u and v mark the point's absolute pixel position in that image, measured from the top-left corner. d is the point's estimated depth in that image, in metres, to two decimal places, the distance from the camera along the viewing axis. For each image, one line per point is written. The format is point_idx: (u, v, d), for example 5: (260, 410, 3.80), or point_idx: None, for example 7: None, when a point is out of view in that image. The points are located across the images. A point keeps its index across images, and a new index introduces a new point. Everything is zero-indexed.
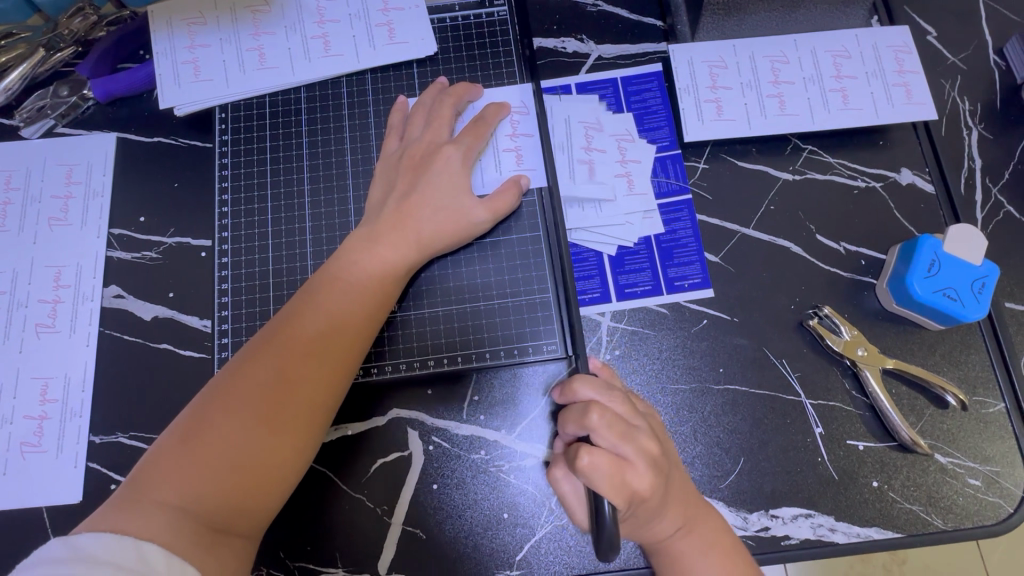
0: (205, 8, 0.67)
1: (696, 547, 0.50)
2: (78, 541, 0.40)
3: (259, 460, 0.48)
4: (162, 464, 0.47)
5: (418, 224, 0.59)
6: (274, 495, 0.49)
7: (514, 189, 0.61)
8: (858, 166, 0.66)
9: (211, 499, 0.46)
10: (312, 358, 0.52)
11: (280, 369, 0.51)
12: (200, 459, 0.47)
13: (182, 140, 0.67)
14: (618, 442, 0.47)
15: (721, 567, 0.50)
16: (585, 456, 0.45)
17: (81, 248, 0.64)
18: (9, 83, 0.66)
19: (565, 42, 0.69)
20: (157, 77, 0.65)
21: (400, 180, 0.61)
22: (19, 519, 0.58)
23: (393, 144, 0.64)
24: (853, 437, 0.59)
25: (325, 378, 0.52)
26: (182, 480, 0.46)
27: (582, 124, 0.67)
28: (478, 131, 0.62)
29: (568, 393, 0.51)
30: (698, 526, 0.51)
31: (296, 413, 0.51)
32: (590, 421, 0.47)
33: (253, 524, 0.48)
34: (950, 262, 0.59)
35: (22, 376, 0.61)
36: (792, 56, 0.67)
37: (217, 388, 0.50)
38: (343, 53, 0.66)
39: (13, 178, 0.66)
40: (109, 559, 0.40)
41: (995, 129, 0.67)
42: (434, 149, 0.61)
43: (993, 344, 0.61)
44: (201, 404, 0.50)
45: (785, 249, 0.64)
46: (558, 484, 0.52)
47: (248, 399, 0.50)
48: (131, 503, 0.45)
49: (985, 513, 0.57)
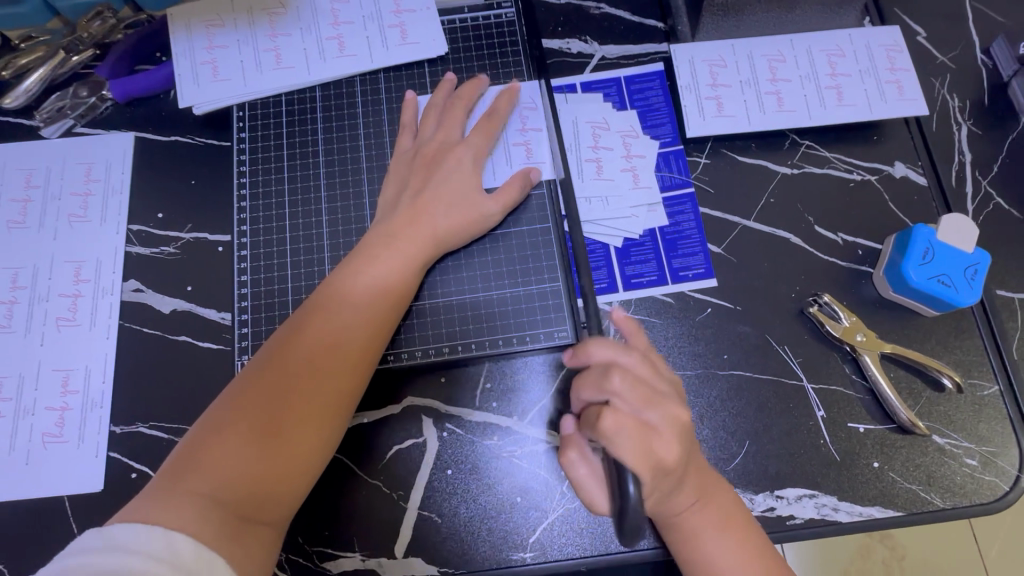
0: (223, 11, 0.69)
1: (708, 522, 0.53)
2: (112, 531, 0.42)
3: (282, 451, 0.50)
4: (194, 455, 0.49)
5: (434, 219, 0.61)
6: (297, 485, 0.51)
7: (523, 181, 0.64)
8: (854, 160, 0.68)
9: (238, 489, 0.48)
10: (332, 352, 0.54)
11: (304, 363, 0.53)
12: (226, 451, 0.49)
13: (199, 138, 0.69)
14: (641, 405, 0.51)
15: (733, 539, 0.52)
16: (608, 416, 0.49)
17: (100, 243, 0.66)
18: (28, 86, 0.68)
19: (570, 43, 0.72)
20: (176, 78, 0.67)
21: (414, 177, 0.63)
22: (40, 508, 0.59)
23: (407, 141, 0.66)
24: (853, 420, 0.61)
25: (346, 371, 0.54)
26: (212, 471, 0.48)
27: (588, 121, 0.69)
28: (489, 128, 0.65)
29: (580, 355, 0.55)
30: (711, 494, 0.53)
31: (318, 405, 0.52)
32: (611, 385, 0.51)
33: (280, 513, 0.50)
34: (943, 250, 0.61)
35: (43, 368, 0.62)
36: (789, 55, 0.69)
37: (243, 383, 0.52)
38: (357, 53, 0.69)
39: (34, 176, 0.67)
40: (139, 547, 0.41)
41: (983, 124, 0.70)
42: (446, 149, 0.64)
43: (986, 329, 0.63)
44: (227, 399, 0.52)
45: (785, 240, 0.66)
46: (574, 468, 0.52)
47: (274, 393, 0.51)
48: (164, 494, 0.46)
49: (982, 491, 0.59)
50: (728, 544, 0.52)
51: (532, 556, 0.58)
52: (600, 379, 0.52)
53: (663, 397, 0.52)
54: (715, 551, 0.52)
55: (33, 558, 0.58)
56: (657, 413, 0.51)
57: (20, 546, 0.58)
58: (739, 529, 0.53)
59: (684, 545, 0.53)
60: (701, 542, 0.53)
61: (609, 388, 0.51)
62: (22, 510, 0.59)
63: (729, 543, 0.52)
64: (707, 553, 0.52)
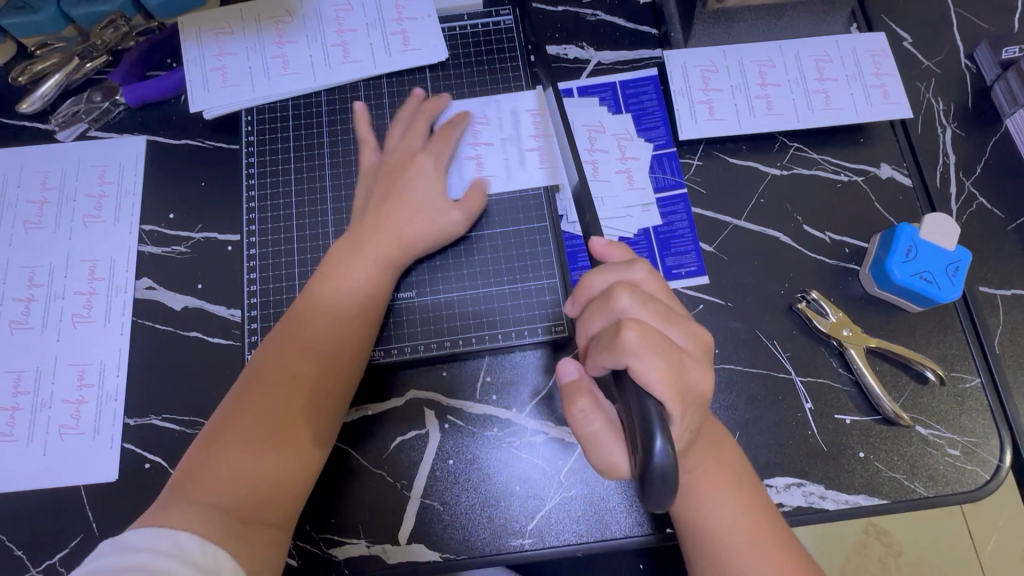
0: (232, 18, 0.72)
1: (718, 484, 0.53)
2: (125, 540, 0.45)
3: (280, 454, 0.53)
4: (195, 467, 0.51)
5: (401, 223, 0.63)
6: (298, 484, 0.54)
7: (479, 190, 0.66)
8: (841, 162, 0.71)
9: (243, 494, 0.51)
10: (319, 357, 0.57)
11: (289, 371, 0.56)
12: (228, 460, 0.51)
13: (208, 142, 0.72)
14: (657, 320, 0.48)
15: (744, 504, 0.53)
16: (631, 330, 0.45)
17: (114, 242, 0.68)
18: (44, 91, 0.70)
19: (567, 49, 0.75)
20: (187, 83, 0.70)
21: (377, 189, 0.65)
22: (58, 497, 0.61)
23: (369, 156, 0.68)
24: (840, 412, 0.63)
25: (330, 374, 0.57)
26: (214, 480, 0.50)
27: (585, 125, 0.71)
28: (446, 137, 0.67)
29: (581, 293, 0.52)
30: (719, 459, 0.54)
31: (307, 409, 0.55)
32: (620, 303, 0.47)
33: (281, 512, 0.53)
34: (926, 247, 0.63)
35: (60, 362, 0.64)
36: (779, 60, 0.72)
37: (237, 395, 0.55)
38: (361, 59, 0.71)
39: (49, 178, 0.70)
40: (149, 546, 0.44)
41: (967, 127, 0.72)
42: (408, 156, 0.66)
43: (969, 324, 0.66)
44: (224, 412, 0.54)
45: (775, 239, 0.68)
46: (587, 419, 0.48)
47: (264, 402, 0.54)
48: (169, 505, 0.49)
49: (964, 480, 0.61)
50: (739, 506, 0.52)
51: (531, 543, 0.60)
52: (607, 300, 0.48)
53: (675, 315, 0.49)
54: (725, 514, 0.52)
55: (50, 545, 0.60)
56: (675, 330, 0.48)
57: (39, 533, 0.60)
58: (747, 492, 0.53)
59: (695, 509, 0.52)
60: (714, 505, 0.52)
61: (618, 306, 0.47)
62: (41, 499, 0.61)
63: (739, 508, 0.52)
64: (718, 517, 0.52)
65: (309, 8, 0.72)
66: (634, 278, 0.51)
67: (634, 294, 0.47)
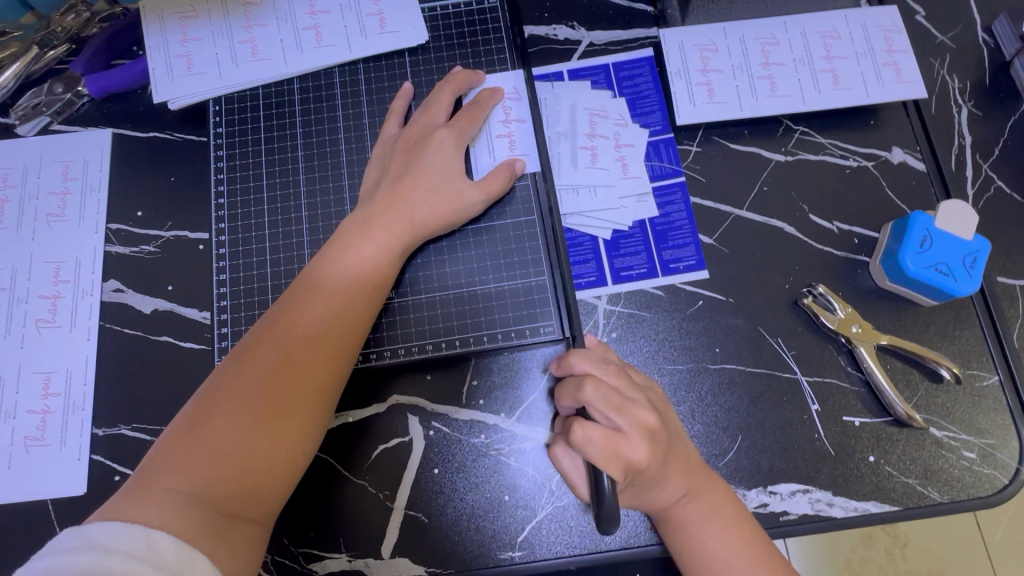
0: (197, 2, 0.67)
1: (700, 516, 0.51)
2: (88, 531, 0.40)
3: (264, 445, 0.49)
4: (170, 450, 0.48)
5: (413, 206, 0.59)
6: (281, 480, 0.50)
7: (508, 172, 0.62)
8: (849, 146, 0.66)
9: (219, 484, 0.47)
10: (313, 344, 0.53)
11: (281, 355, 0.52)
12: (205, 446, 0.48)
13: (177, 134, 0.68)
14: (612, 414, 0.48)
15: (726, 533, 0.51)
16: (580, 429, 0.46)
17: (79, 242, 0.65)
18: (2, 82, 0.66)
19: (556, 29, 0.70)
20: (151, 72, 0.65)
21: (394, 163, 0.62)
22: (23, 511, 0.58)
23: (392, 128, 0.64)
24: (849, 413, 0.60)
25: (324, 360, 0.53)
26: (189, 467, 0.47)
27: (585, 107, 0.67)
28: (471, 116, 0.63)
29: (564, 366, 0.52)
30: (702, 490, 0.52)
31: (296, 397, 0.51)
32: (585, 394, 0.48)
33: (263, 508, 0.49)
34: (941, 237, 0.59)
35: (24, 370, 0.61)
36: (782, 38, 0.67)
37: (221, 376, 0.51)
38: (335, 43, 0.67)
39: (10, 176, 0.66)
40: (119, 547, 0.40)
41: (985, 107, 0.68)
42: (428, 133, 0.62)
43: (986, 318, 0.62)
44: (206, 392, 0.51)
45: (778, 230, 0.64)
46: (558, 462, 0.54)
47: (250, 386, 0.51)
48: (141, 491, 0.46)
49: (981, 484, 0.58)
50: (718, 533, 0.51)
51: (521, 555, 0.57)
52: (573, 388, 0.50)
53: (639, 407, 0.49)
54: (708, 541, 0.51)
55: (16, 561, 0.57)
56: (631, 423, 0.48)
57: (3, 550, 0.58)
58: (731, 520, 0.51)
59: (674, 533, 0.52)
60: (693, 533, 0.51)
61: (582, 397, 0.48)
62: (5, 514, 0.58)
63: (721, 536, 0.51)
64: (699, 544, 0.51)
65: None
66: (600, 374, 0.50)
67: (597, 386, 0.48)
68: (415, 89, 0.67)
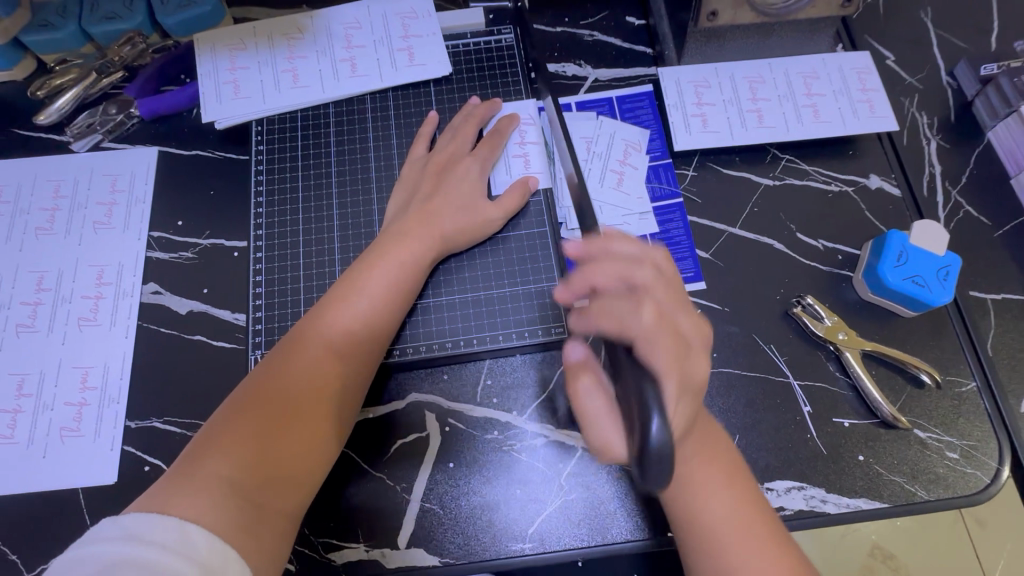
0: (245, 36, 0.75)
1: (710, 477, 0.52)
2: (127, 520, 0.43)
3: (297, 441, 0.53)
4: (213, 437, 0.51)
5: (442, 222, 0.65)
6: (310, 476, 0.54)
7: (522, 190, 0.68)
8: (831, 173, 0.73)
9: (256, 476, 0.50)
10: (348, 347, 0.58)
11: (319, 356, 0.57)
12: (242, 440, 0.51)
13: (218, 152, 0.74)
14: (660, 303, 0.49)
15: (734, 497, 0.52)
16: None
17: (122, 248, 0.70)
18: (61, 104, 0.73)
19: (565, 66, 0.78)
20: (201, 96, 0.72)
21: (425, 184, 0.68)
22: (54, 499, 0.61)
23: (420, 150, 0.71)
24: (839, 415, 0.64)
25: (355, 365, 0.58)
26: (227, 457, 0.50)
27: (582, 136, 0.73)
28: (492, 143, 0.70)
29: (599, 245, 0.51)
30: (714, 453, 0.53)
31: (329, 396, 0.56)
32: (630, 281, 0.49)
33: (293, 502, 0.52)
34: (916, 252, 0.65)
35: (63, 365, 0.65)
36: (768, 77, 0.75)
37: (261, 374, 0.55)
38: (368, 73, 0.74)
39: (62, 187, 0.72)
40: (155, 538, 0.42)
41: (951, 140, 0.75)
42: (455, 159, 0.69)
43: (961, 328, 0.67)
44: (246, 388, 0.55)
45: (768, 246, 0.70)
46: (589, 395, 0.49)
47: (289, 384, 0.55)
48: (180, 480, 0.48)
49: (964, 483, 0.61)
50: (728, 499, 0.51)
51: (531, 547, 0.59)
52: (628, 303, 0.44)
53: (679, 321, 0.51)
54: (715, 505, 0.51)
55: (45, 548, 0.60)
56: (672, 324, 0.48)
57: (33, 537, 0.60)
58: (738, 487, 0.52)
59: (687, 503, 0.51)
60: (702, 496, 0.51)
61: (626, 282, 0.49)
62: (37, 501, 0.61)
63: (730, 499, 0.51)
64: (710, 509, 0.51)
65: (320, 26, 0.75)
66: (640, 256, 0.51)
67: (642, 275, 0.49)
68: (439, 117, 0.74)
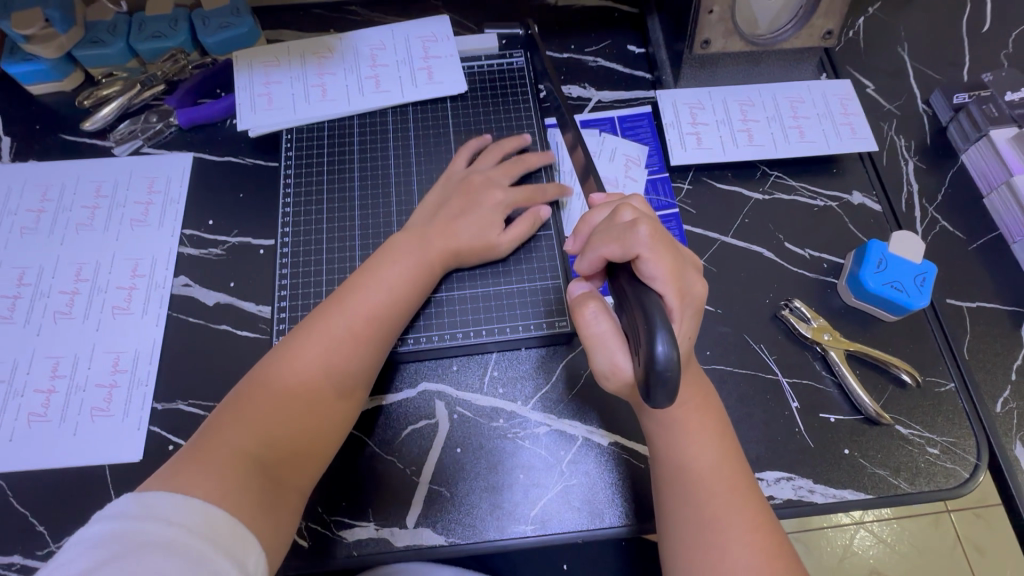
0: (279, 55, 0.82)
1: (702, 428, 0.56)
2: (151, 499, 0.45)
3: (309, 421, 0.57)
4: (232, 415, 0.55)
5: (457, 236, 0.68)
6: (320, 454, 0.58)
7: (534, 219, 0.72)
8: (817, 189, 0.79)
9: (270, 453, 0.54)
10: (361, 335, 0.61)
11: (333, 344, 0.60)
12: (259, 418, 0.55)
13: (248, 159, 0.80)
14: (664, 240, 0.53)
15: (721, 450, 0.55)
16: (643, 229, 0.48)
17: (156, 243, 0.75)
18: (105, 113, 0.80)
19: (571, 88, 0.85)
20: (237, 106, 0.78)
21: (453, 201, 0.71)
22: (82, 474, 0.64)
23: (458, 170, 0.75)
24: (825, 411, 0.67)
25: (367, 352, 0.62)
26: (245, 434, 0.54)
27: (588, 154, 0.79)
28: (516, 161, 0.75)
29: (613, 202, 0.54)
30: (706, 408, 0.58)
31: (341, 381, 0.60)
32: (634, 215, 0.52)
33: (303, 478, 0.57)
34: (894, 260, 0.70)
35: (97, 350, 0.69)
36: (757, 100, 0.81)
37: (278, 357, 0.59)
38: (391, 89, 0.81)
39: (103, 187, 0.77)
40: (178, 519, 0.45)
41: (928, 161, 0.81)
42: (486, 185, 0.72)
43: (940, 333, 0.71)
44: (262, 371, 0.58)
45: (758, 254, 0.75)
46: (595, 322, 0.53)
47: (305, 368, 0.58)
48: (200, 452, 0.52)
49: (944, 477, 0.65)
50: (717, 452, 0.55)
51: (534, 528, 0.62)
52: (625, 234, 0.48)
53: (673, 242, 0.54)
54: (704, 452, 0.55)
55: (70, 520, 0.63)
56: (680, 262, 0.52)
57: (60, 510, 0.63)
58: (725, 444, 0.56)
59: (681, 450, 0.55)
60: (696, 446, 0.55)
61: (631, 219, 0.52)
62: (66, 476, 0.64)
63: (716, 450, 0.55)
64: (702, 459, 0.55)
65: (348, 47, 0.83)
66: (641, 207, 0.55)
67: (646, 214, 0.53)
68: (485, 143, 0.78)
